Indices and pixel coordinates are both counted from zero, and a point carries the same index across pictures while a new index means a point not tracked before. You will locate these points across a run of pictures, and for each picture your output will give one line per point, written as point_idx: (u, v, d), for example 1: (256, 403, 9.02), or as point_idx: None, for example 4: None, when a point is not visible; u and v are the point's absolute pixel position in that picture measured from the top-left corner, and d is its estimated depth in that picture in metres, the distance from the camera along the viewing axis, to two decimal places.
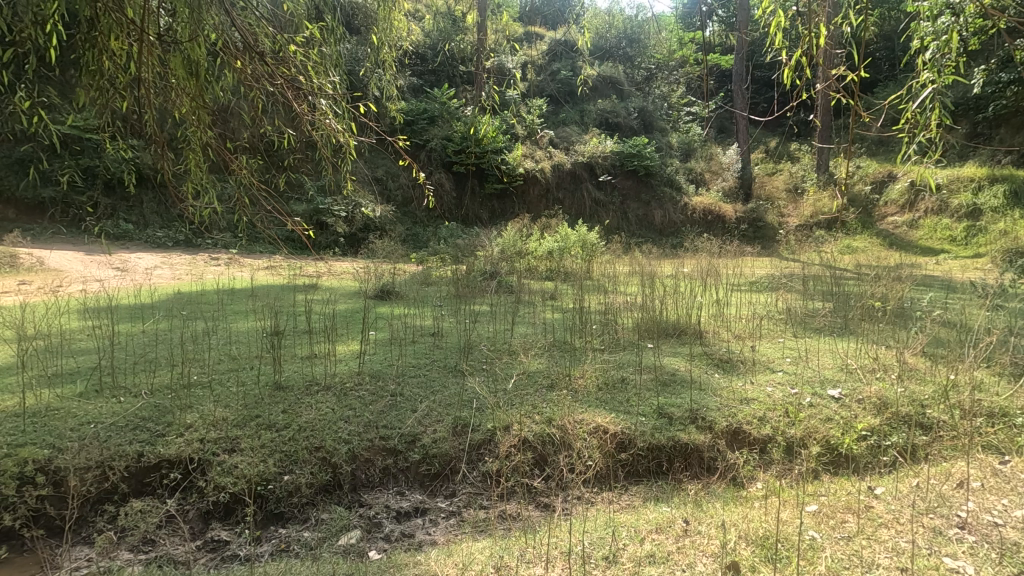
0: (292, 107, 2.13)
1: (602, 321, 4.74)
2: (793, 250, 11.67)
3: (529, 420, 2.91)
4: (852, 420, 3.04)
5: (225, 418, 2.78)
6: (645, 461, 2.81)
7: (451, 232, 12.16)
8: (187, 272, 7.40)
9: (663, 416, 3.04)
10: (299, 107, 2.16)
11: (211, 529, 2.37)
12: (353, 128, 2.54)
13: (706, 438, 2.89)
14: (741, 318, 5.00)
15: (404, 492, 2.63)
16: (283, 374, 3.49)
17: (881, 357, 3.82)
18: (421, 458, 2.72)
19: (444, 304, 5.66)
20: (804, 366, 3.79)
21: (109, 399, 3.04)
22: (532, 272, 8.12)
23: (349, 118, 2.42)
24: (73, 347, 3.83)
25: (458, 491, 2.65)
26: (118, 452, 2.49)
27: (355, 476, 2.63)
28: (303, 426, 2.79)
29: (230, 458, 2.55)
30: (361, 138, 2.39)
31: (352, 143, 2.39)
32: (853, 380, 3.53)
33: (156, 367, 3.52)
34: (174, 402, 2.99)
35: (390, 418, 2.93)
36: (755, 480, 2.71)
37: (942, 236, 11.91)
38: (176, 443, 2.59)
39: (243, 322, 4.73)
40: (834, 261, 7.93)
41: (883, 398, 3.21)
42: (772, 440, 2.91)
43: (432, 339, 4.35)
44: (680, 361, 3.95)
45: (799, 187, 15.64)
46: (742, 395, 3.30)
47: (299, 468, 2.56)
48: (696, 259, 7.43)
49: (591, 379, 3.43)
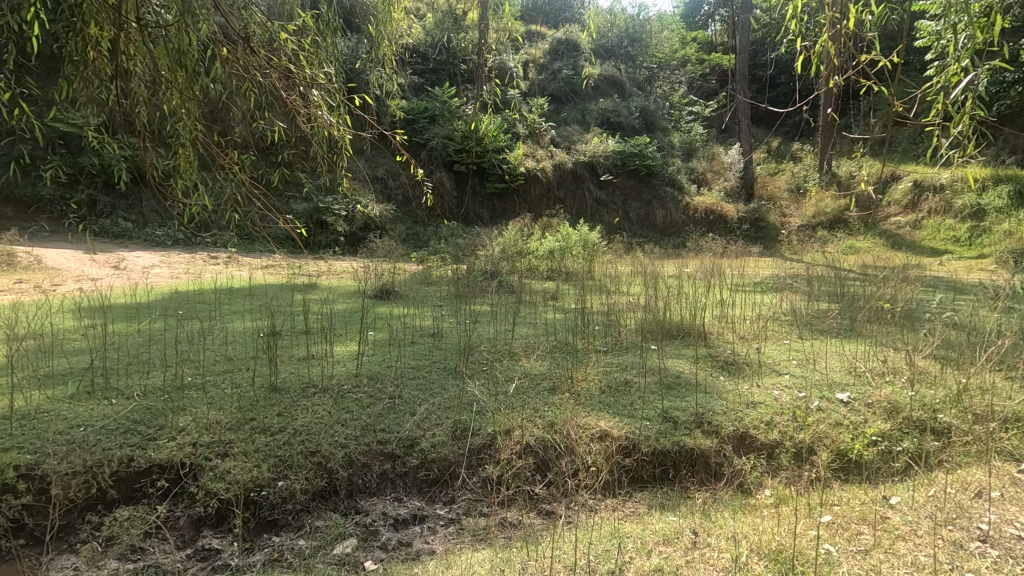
0: (284, 97, 2.08)
1: (605, 322, 4.67)
2: (795, 251, 11.59)
3: (531, 425, 2.83)
4: (863, 425, 2.96)
5: (219, 422, 2.72)
6: (650, 467, 2.73)
7: (451, 231, 12.07)
8: (185, 271, 7.32)
9: (668, 420, 2.97)
10: (291, 98, 2.10)
11: (202, 537, 2.29)
12: (348, 123, 2.50)
13: (712, 443, 2.81)
14: (746, 319, 4.92)
15: (402, 499, 2.55)
16: (280, 375, 3.42)
17: (890, 360, 3.74)
18: (420, 463, 2.65)
19: (443, 304, 5.57)
20: (811, 369, 3.71)
21: (101, 401, 2.97)
22: (533, 272, 8.05)
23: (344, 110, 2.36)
24: (67, 347, 3.78)
25: (458, 497, 2.57)
26: (107, 456, 2.42)
27: (353, 481, 2.56)
28: (299, 430, 2.72)
29: (222, 463, 2.47)
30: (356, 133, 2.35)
31: (346, 137, 2.35)
32: (862, 384, 3.45)
33: (150, 368, 3.45)
34: (167, 405, 2.92)
35: (388, 422, 2.86)
36: (762, 487, 2.64)
37: (946, 237, 11.81)
38: (168, 447, 2.52)
39: (240, 322, 4.67)
40: (837, 262, 7.85)
41: (894, 402, 3.13)
42: (780, 445, 2.83)
43: (431, 340, 4.29)
44: (684, 363, 3.87)
45: (801, 187, 15.55)
46: (748, 399, 3.22)
47: (293, 474, 2.48)
48: (700, 259, 7.35)
49: (594, 382, 3.36)
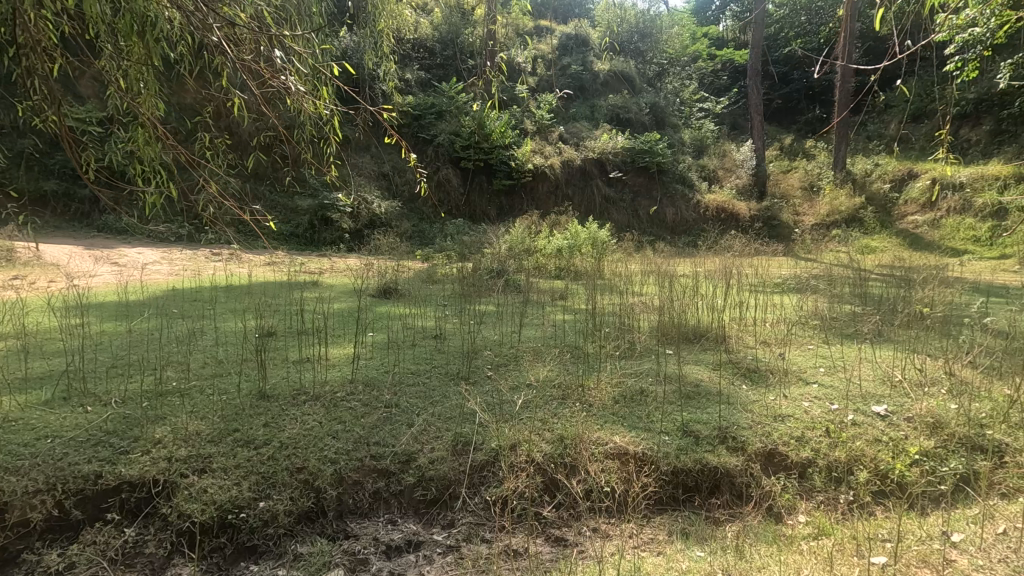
0: (252, 65, 1.90)
1: (616, 324, 4.41)
2: (810, 249, 11.20)
3: (539, 438, 2.60)
4: (903, 441, 2.69)
5: (199, 433, 2.52)
6: (670, 488, 2.48)
7: (458, 228, 11.76)
8: (185, 268, 7.11)
9: (688, 434, 2.72)
10: (258, 68, 1.93)
11: (172, 565, 2.06)
12: (328, 96, 2.33)
13: (738, 461, 2.55)
14: (766, 322, 4.64)
15: (396, 521, 2.31)
16: (269, 381, 3.21)
17: (927, 369, 3.46)
18: (416, 481, 2.42)
19: (445, 305, 5.32)
20: (841, 378, 3.44)
21: (76, 408, 2.76)
22: (541, 271, 7.78)
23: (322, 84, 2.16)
24: (49, 348, 3.58)
25: (458, 520, 2.31)
26: (75, 472, 2.24)
27: (342, 501, 2.34)
28: (286, 443, 2.51)
29: (199, 481, 2.26)
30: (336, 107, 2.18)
31: (326, 112, 2.18)
32: (899, 396, 3.17)
33: (133, 371, 3.24)
34: (145, 413, 2.72)
35: (383, 434, 2.64)
36: (795, 512, 2.37)
37: (966, 236, 11.41)
38: (140, 463, 2.32)
39: (232, 322, 4.46)
40: (861, 263, 7.44)
41: (936, 416, 2.85)
42: (813, 463, 2.57)
43: (433, 343, 4.05)
44: (703, 370, 3.61)
45: (815, 184, 15.13)
46: (776, 412, 2.95)
47: (277, 494, 2.26)
48: (715, 258, 7.01)
49: (607, 392, 3.11)
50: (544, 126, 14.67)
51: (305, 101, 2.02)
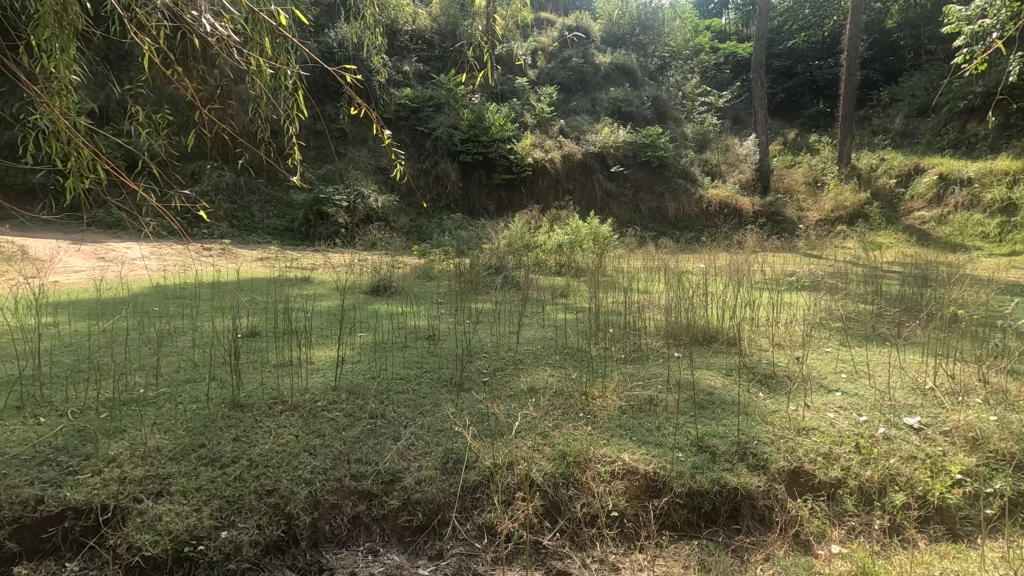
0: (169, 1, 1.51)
1: (621, 326, 4.14)
2: (815, 245, 10.91)
3: (539, 455, 2.33)
4: (942, 458, 2.42)
5: (161, 450, 2.26)
6: (684, 511, 2.21)
7: (456, 223, 11.43)
8: (172, 263, 6.81)
9: (704, 450, 2.47)
10: (178, 9, 1.54)
11: None
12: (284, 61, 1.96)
13: (760, 482, 2.29)
14: (781, 323, 4.36)
15: (377, 551, 2.05)
16: (245, 388, 2.93)
17: (959, 376, 3.18)
18: (400, 505, 2.15)
19: (441, 303, 5.04)
20: (866, 385, 3.17)
21: (26, 421, 2.48)
22: (541, 268, 7.54)
23: (265, 39, 1.83)
24: (4, 352, 3.29)
25: (447, 551, 2.04)
26: (13, 496, 1.98)
27: (317, 527, 2.08)
28: (256, 461, 2.25)
29: (154, 507, 2.00)
30: (287, 69, 1.83)
31: (276, 73, 1.81)
32: (933, 406, 2.89)
33: (94, 376, 2.96)
34: (103, 426, 2.44)
35: (367, 450, 2.38)
36: (826, 540, 2.11)
37: (975, 232, 11.13)
38: (89, 485, 2.06)
39: (213, 321, 4.19)
40: (873, 260, 7.13)
41: (977, 429, 2.58)
42: (843, 484, 2.31)
43: (427, 345, 3.79)
44: (716, 375, 3.35)
45: (819, 180, 14.68)
46: (799, 424, 2.68)
47: (242, 521, 2.00)
48: (721, 254, 6.73)
49: (612, 401, 2.84)
50: (544, 119, 14.43)
51: (243, 54, 1.65)
